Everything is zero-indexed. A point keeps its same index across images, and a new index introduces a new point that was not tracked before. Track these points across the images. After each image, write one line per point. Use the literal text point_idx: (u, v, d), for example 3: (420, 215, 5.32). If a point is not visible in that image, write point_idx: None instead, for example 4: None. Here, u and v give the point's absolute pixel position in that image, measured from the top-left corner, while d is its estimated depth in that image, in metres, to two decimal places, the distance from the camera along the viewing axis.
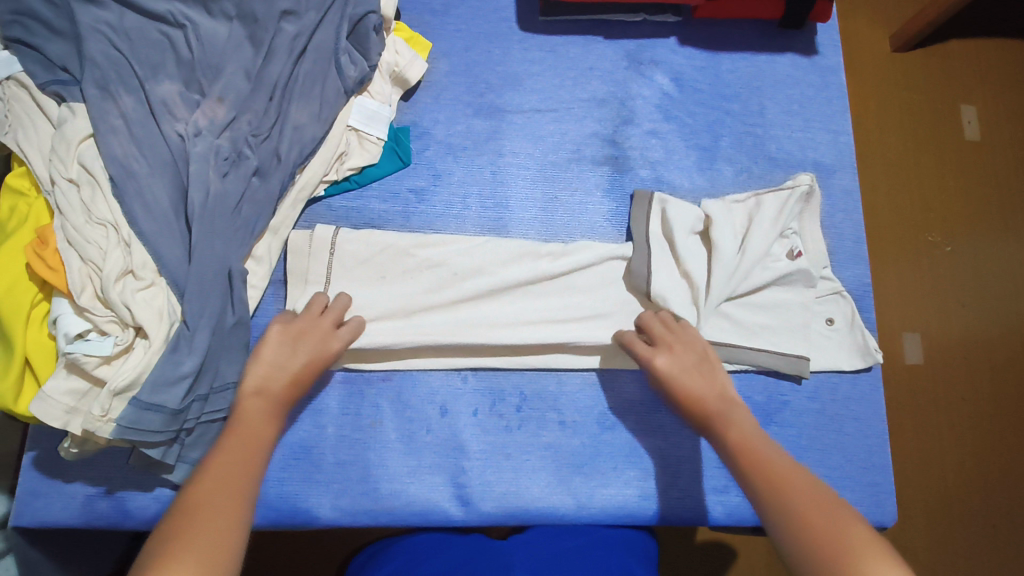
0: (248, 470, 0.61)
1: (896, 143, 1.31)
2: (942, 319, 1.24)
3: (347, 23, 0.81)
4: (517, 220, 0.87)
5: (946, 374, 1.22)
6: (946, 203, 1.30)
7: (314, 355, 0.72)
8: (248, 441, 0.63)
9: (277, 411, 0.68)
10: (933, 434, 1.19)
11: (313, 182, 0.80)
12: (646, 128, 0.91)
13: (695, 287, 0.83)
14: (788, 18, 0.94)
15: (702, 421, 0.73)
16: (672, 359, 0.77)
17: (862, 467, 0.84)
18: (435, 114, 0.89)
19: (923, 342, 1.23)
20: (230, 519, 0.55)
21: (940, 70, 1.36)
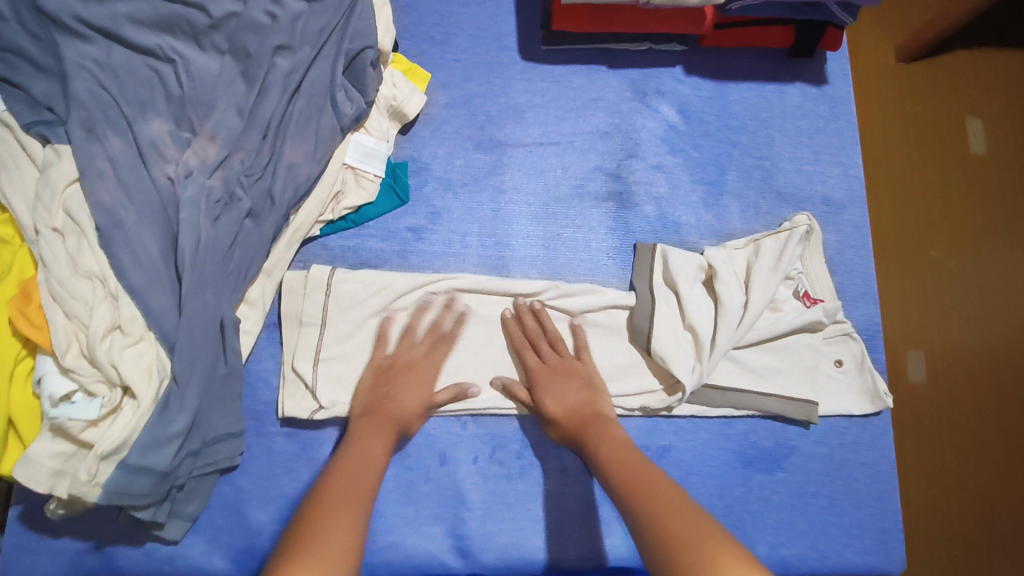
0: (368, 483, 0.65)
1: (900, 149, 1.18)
2: (954, 343, 1.09)
3: (343, 58, 0.78)
4: (517, 259, 0.85)
5: (968, 396, 1.06)
6: (957, 218, 1.15)
7: (410, 391, 0.76)
8: (361, 468, 0.66)
9: (387, 432, 0.72)
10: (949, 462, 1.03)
11: (309, 223, 0.78)
12: (651, 161, 0.89)
13: (700, 343, 0.80)
14: (798, 47, 0.91)
15: (579, 445, 0.74)
16: (553, 374, 0.78)
17: (872, 513, 0.82)
18: (434, 148, 0.86)
19: (931, 360, 1.07)
20: (351, 524, 0.59)
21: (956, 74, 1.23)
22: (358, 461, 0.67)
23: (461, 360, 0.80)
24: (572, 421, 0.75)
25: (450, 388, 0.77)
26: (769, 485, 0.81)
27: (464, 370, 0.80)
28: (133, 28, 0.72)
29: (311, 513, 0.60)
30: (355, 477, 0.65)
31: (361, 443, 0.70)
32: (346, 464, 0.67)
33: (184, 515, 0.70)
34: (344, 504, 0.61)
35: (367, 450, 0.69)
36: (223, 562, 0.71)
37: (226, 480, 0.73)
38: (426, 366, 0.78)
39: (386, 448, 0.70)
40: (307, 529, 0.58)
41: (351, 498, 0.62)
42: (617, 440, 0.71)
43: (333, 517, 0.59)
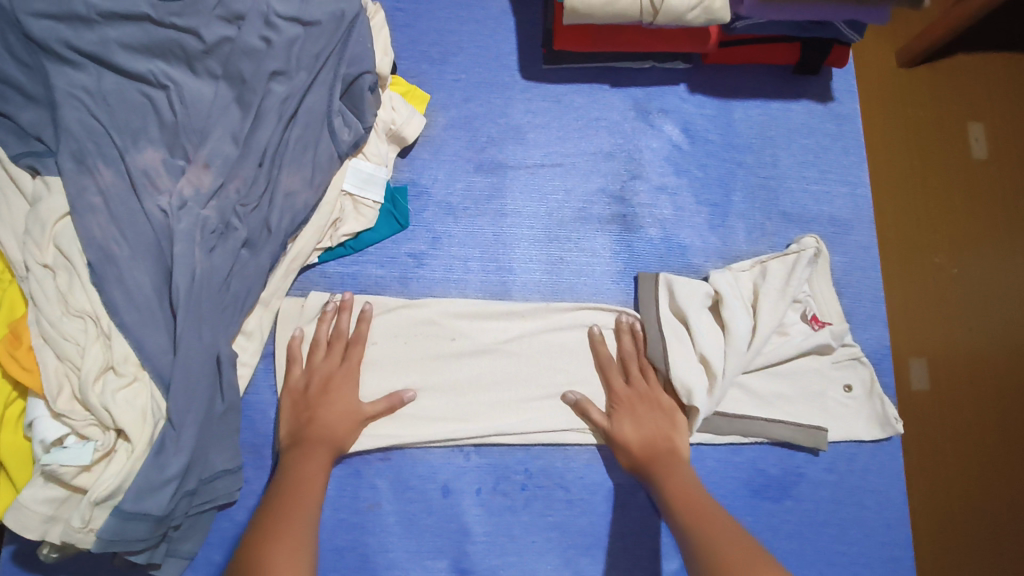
0: (301, 516, 0.63)
1: (901, 148, 1.10)
2: (958, 352, 1.02)
3: (340, 83, 0.76)
4: (520, 283, 0.83)
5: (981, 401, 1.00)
6: (959, 221, 1.08)
7: (333, 408, 0.73)
8: (298, 497, 0.65)
9: (322, 456, 0.69)
10: (962, 474, 0.96)
11: (306, 252, 0.76)
12: (655, 182, 0.87)
13: (715, 376, 0.77)
14: (802, 64, 0.90)
15: (645, 474, 0.73)
16: (637, 398, 0.77)
17: (883, 541, 0.80)
18: (434, 171, 0.85)
19: (934, 367, 1.00)
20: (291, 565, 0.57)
21: (949, 72, 1.16)
22: (293, 491, 0.65)
23: (461, 390, 0.78)
24: (646, 453, 0.73)
25: (386, 397, 0.75)
26: (777, 513, 0.80)
27: (464, 400, 0.78)
28: (124, 54, 0.71)
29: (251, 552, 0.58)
30: (289, 513, 0.62)
31: (294, 472, 0.67)
32: (279, 496, 0.64)
33: (182, 554, 0.68)
34: (283, 536, 0.59)
35: (301, 479, 0.66)
36: None
37: (224, 517, 0.72)
38: (352, 381, 0.75)
39: (320, 473, 0.68)
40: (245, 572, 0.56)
41: (290, 535, 0.60)
42: (685, 480, 0.70)
43: (273, 556, 0.57)
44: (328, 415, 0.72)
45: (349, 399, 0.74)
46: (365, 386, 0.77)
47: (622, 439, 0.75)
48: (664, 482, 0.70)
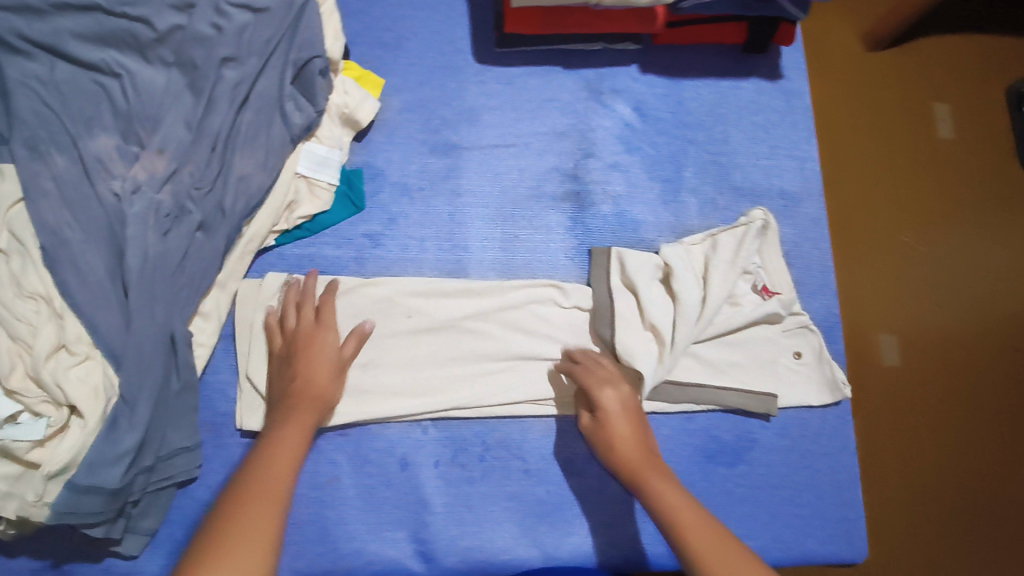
0: (279, 485, 0.64)
1: (871, 134, 1.19)
2: (922, 324, 1.12)
3: (291, 68, 0.78)
4: (476, 262, 0.85)
5: (926, 379, 1.09)
6: (922, 202, 1.18)
7: (314, 367, 0.73)
8: (273, 462, 0.66)
9: (307, 422, 0.70)
10: (906, 458, 1.04)
11: (262, 233, 0.78)
12: (608, 160, 0.89)
13: (664, 344, 0.79)
14: (750, 42, 0.92)
15: (622, 455, 0.73)
16: (619, 398, 0.76)
17: (833, 503, 0.82)
18: (389, 153, 0.86)
19: (904, 345, 1.09)
20: (258, 542, 0.58)
21: (915, 60, 1.26)
22: (270, 455, 0.66)
23: (418, 366, 0.80)
24: (632, 457, 0.73)
25: (353, 334, 0.77)
26: (730, 478, 0.81)
27: (422, 376, 0.80)
28: (76, 43, 0.72)
29: (225, 514, 0.60)
30: (264, 479, 0.64)
31: (277, 432, 0.69)
32: (260, 457, 0.66)
33: (141, 531, 0.70)
34: (252, 499, 0.61)
35: (280, 441, 0.68)
36: None
37: (184, 494, 0.73)
38: (328, 338, 0.75)
39: (303, 436, 0.69)
40: (213, 536, 0.58)
41: (261, 506, 0.61)
42: (664, 478, 0.71)
43: (242, 517, 0.60)
44: (305, 374, 0.73)
45: (327, 363, 0.74)
46: None
47: (610, 444, 0.74)
48: (655, 488, 0.70)
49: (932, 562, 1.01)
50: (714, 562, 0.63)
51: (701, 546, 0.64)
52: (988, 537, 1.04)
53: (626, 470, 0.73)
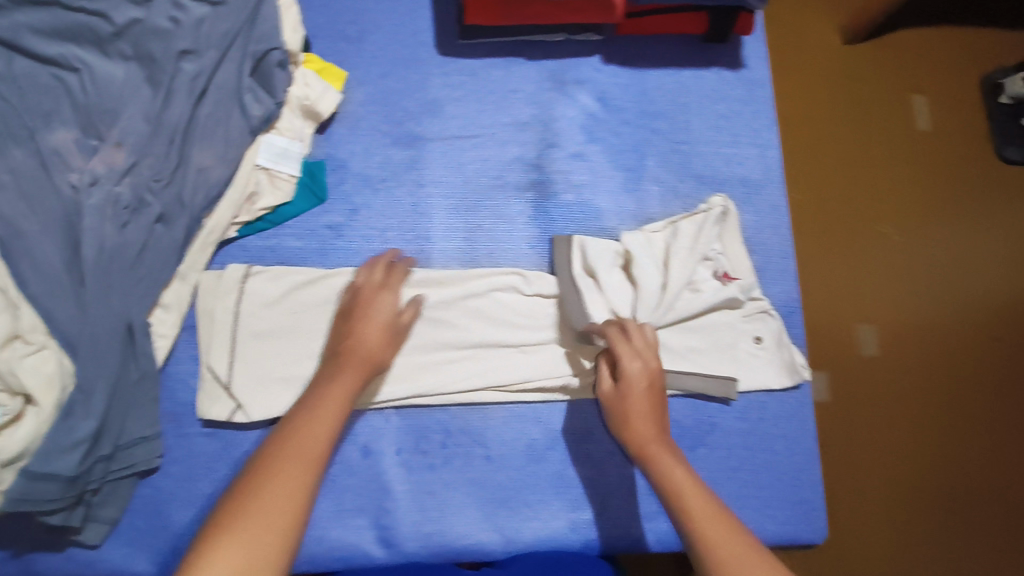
0: (318, 443, 0.63)
1: (846, 136, 1.41)
2: (895, 306, 1.34)
3: (249, 60, 0.78)
4: (438, 252, 0.85)
5: (894, 365, 1.31)
6: (896, 195, 1.40)
7: (369, 329, 0.74)
8: (313, 419, 0.65)
9: (350, 381, 0.70)
10: (845, 440, 1.25)
11: (222, 225, 0.79)
12: (571, 150, 0.90)
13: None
14: (711, 32, 0.93)
15: (647, 421, 0.73)
16: (644, 371, 0.75)
17: (792, 485, 0.84)
18: (352, 145, 0.87)
19: (882, 333, 1.32)
20: (290, 500, 0.58)
21: (889, 64, 1.47)
22: (311, 411, 0.66)
23: None
24: (646, 436, 0.73)
25: (409, 305, 0.78)
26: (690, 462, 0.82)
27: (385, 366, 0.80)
28: (35, 38, 0.72)
29: (264, 465, 0.60)
30: (305, 434, 0.64)
31: (322, 388, 0.69)
32: (302, 415, 0.66)
33: (103, 519, 0.73)
34: (287, 457, 0.61)
35: (321, 398, 0.67)
36: (145, 563, 0.74)
37: (145, 483, 0.75)
38: (390, 301, 0.76)
39: (347, 395, 0.69)
40: (251, 486, 0.58)
41: (298, 461, 0.61)
42: (681, 461, 0.72)
43: (274, 475, 0.59)
44: (357, 335, 0.73)
45: (379, 328, 0.74)
46: (286, 353, 0.79)
47: (626, 418, 0.74)
48: (665, 468, 0.70)
49: (875, 525, 1.21)
50: (722, 547, 0.63)
51: (706, 527, 0.65)
52: (913, 514, 1.23)
53: (650, 438, 0.73)
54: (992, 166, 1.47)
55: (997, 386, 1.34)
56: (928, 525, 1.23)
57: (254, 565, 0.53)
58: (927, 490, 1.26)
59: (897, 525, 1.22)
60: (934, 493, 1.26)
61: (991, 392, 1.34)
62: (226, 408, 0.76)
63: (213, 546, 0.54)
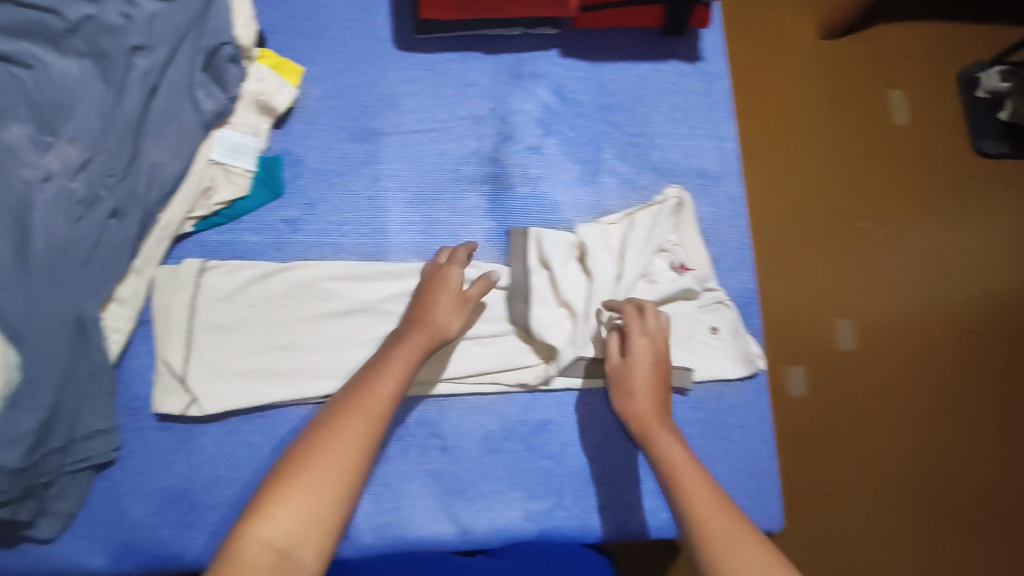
0: (382, 403, 0.68)
1: (824, 130, 1.42)
2: (873, 303, 1.34)
3: (201, 56, 0.79)
4: (395, 245, 0.86)
5: (872, 360, 1.31)
6: (874, 191, 1.41)
7: (438, 299, 0.78)
8: (378, 380, 0.69)
9: (419, 347, 0.74)
10: (821, 429, 1.25)
11: (177, 220, 0.79)
12: (527, 143, 0.91)
13: (576, 316, 0.84)
14: (667, 25, 0.93)
15: (651, 394, 0.78)
16: (649, 347, 0.80)
17: (748, 474, 0.84)
18: (309, 140, 0.87)
19: (859, 329, 1.32)
20: (352, 454, 0.63)
21: (866, 59, 1.48)
22: (373, 373, 0.70)
23: (336, 348, 0.82)
24: (646, 411, 0.77)
25: (480, 279, 0.80)
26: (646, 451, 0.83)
27: (340, 359, 0.81)
28: None
29: (331, 419, 0.65)
30: (370, 393, 0.68)
31: (388, 352, 0.73)
32: (364, 381, 0.69)
33: (59, 514, 0.73)
34: (347, 420, 0.65)
35: (386, 362, 0.72)
36: (101, 557, 0.74)
37: (101, 477, 0.76)
38: (454, 274, 0.79)
39: (412, 359, 0.73)
40: (319, 437, 0.63)
41: (363, 417, 0.66)
42: (676, 436, 0.75)
43: (333, 437, 0.63)
44: (424, 306, 0.77)
45: (449, 299, 0.78)
46: (242, 346, 0.80)
47: (629, 392, 0.79)
48: (661, 440, 0.74)
49: (852, 516, 1.21)
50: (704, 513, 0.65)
51: (695, 498, 0.67)
52: (893, 506, 1.24)
53: (652, 411, 0.77)
54: (968, 159, 1.48)
55: (977, 379, 1.35)
56: (903, 516, 1.23)
57: (313, 521, 0.58)
58: (910, 483, 1.26)
59: (873, 514, 1.22)
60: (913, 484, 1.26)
61: (971, 385, 1.34)
62: (180, 401, 0.77)
63: (277, 498, 0.58)
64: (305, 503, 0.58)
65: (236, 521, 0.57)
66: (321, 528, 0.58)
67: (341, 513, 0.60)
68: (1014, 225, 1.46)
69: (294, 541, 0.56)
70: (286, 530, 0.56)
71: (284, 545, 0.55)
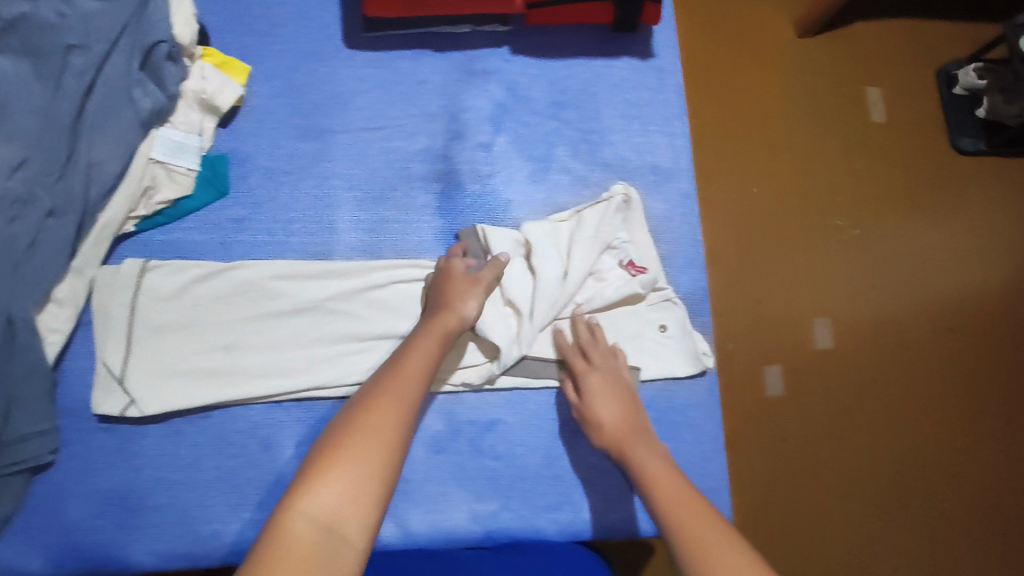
0: (410, 388, 0.68)
1: (802, 128, 1.41)
2: (852, 302, 1.33)
3: (138, 53, 0.78)
4: (342, 244, 0.85)
5: (851, 359, 1.30)
6: (854, 188, 1.40)
7: (456, 289, 0.78)
8: (403, 367, 0.70)
9: (441, 337, 0.74)
10: (801, 428, 1.24)
11: (117, 220, 0.79)
12: (478, 141, 0.90)
13: (521, 315, 0.83)
14: (618, 22, 0.93)
15: (619, 425, 0.78)
16: (605, 380, 0.81)
17: (700, 473, 0.83)
18: (256, 139, 0.87)
19: (836, 327, 1.31)
20: (387, 434, 0.62)
21: (846, 57, 1.47)
22: (398, 362, 0.71)
23: (282, 348, 0.81)
24: (620, 431, 0.77)
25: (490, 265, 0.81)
26: (596, 451, 0.83)
27: (285, 359, 0.80)
28: None
29: (360, 404, 0.65)
30: (397, 380, 0.68)
31: (410, 343, 0.73)
32: (392, 367, 0.70)
33: None
34: (381, 401, 0.65)
35: (409, 352, 0.72)
36: (37, 561, 0.73)
37: (39, 480, 0.75)
38: (460, 264, 0.80)
39: (434, 348, 0.73)
40: (350, 421, 0.63)
41: (394, 401, 0.66)
42: (654, 446, 0.76)
43: (370, 416, 0.63)
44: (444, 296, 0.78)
45: (466, 288, 0.79)
46: (188, 346, 0.79)
47: (595, 418, 0.79)
48: (637, 451, 0.75)
49: (832, 517, 1.20)
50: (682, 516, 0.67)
51: (665, 507, 0.68)
52: (871, 506, 1.22)
53: (633, 430, 0.77)
54: (948, 157, 1.46)
55: (954, 376, 1.34)
56: (882, 517, 1.22)
57: (357, 495, 0.57)
58: (888, 483, 1.24)
59: (854, 519, 1.21)
60: (893, 486, 1.24)
61: (948, 383, 1.33)
62: (119, 403, 0.77)
63: (322, 473, 0.57)
64: (346, 478, 0.57)
65: (281, 497, 0.56)
66: (368, 502, 0.57)
67: (384, 489, 0.59)
68: (991, 220, 1.44)
69: (342, 514, 0.55)
70: (332, 503, 0.55)
71: (330, 519, 0.55)
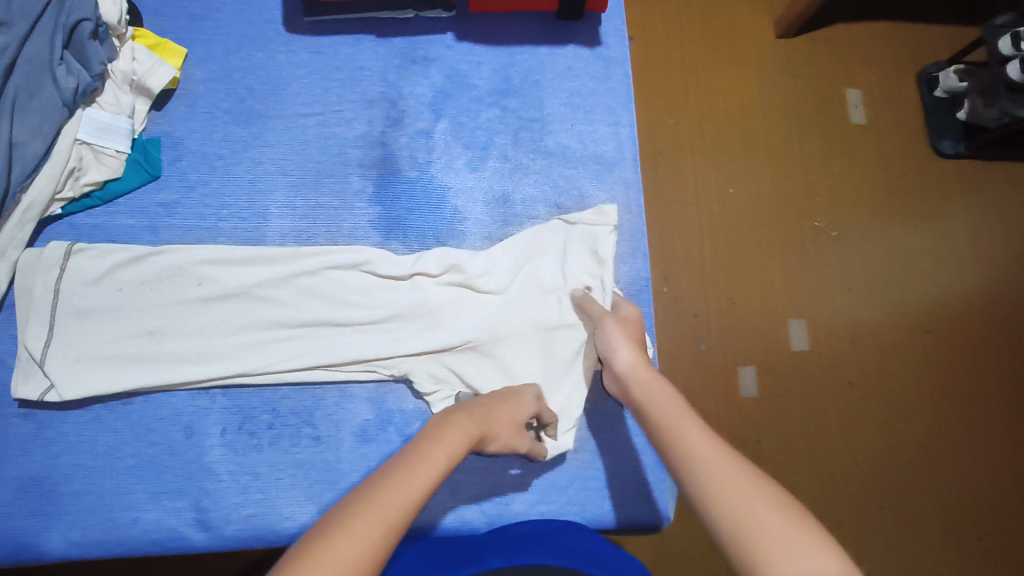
0: (405, 505, 0.55)
1: (777, 126, 1.39)
2: (826, 303, 1.31)
3: (61, 32, 0.77)
4: (275, 230, 0.84)
5: (823, 360, 1.27)
6: (829, 188, 1.38)
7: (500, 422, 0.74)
8: (402, 477, 0.58)
9: (450, 455, 0.63)
10: (772, 427, 1.22)
11: (42, 201, 0.78)
12: (417, 127, 0.89)
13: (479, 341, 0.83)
14: (563, 9, 0.91)
15: (633, 368, 0.75)
16: (620, 325, 0.79)
17: (629, 464, 0.82)
18: (190, 123, 0.86)
19: (810, 328, 1.29)
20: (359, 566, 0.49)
21: (822, 55, 1.46)
22: (396, 472, 0.59)
23: (209, 335, 0.79)
24: (636, 372, 0.75)
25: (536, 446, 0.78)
26: None
27: (212, 346, 0.79)
28: None
29: (336, 521, 0.52)
30: (391, 494, 0.55)
31: (416, 452, 0.62)
32: (384, 478, 0.58)
33: None
34: (362, 521, 0.52)
35: (414, 460, 0.60)
36: None
37: None
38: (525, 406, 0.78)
39: (440, 463, 0.61)
40: (317, 541, 0.50)
41: (379, 518, 0.53)
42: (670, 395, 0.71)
43: (343, 538, 0.50)
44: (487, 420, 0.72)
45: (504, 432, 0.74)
46: (112, 329, 0.78)
47: (615, 352, 0.78)
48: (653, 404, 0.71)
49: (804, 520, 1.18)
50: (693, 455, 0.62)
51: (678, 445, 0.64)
52: (840, 506, 1.20)
53: (655, 382, 0.73)
54: (922, 156, 1.43)
55: (929, 378, 1.30)
56: (851, 517, 1.20)
57: None
58: (855, 482, 1.22)
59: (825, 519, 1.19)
60: (861, 487, 1.22)
61: (919, 384, 1.30)
62: (36, 386, 0.75)
63: None
64: None
65: None
66: None
67: None
68: (970, 220, 1.42)
69: None
70: None
71: None
